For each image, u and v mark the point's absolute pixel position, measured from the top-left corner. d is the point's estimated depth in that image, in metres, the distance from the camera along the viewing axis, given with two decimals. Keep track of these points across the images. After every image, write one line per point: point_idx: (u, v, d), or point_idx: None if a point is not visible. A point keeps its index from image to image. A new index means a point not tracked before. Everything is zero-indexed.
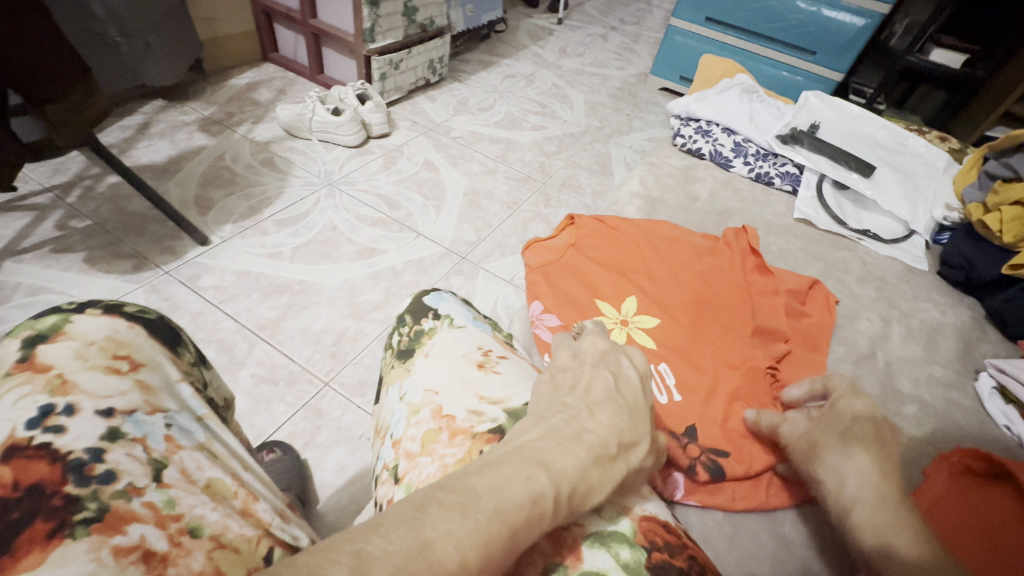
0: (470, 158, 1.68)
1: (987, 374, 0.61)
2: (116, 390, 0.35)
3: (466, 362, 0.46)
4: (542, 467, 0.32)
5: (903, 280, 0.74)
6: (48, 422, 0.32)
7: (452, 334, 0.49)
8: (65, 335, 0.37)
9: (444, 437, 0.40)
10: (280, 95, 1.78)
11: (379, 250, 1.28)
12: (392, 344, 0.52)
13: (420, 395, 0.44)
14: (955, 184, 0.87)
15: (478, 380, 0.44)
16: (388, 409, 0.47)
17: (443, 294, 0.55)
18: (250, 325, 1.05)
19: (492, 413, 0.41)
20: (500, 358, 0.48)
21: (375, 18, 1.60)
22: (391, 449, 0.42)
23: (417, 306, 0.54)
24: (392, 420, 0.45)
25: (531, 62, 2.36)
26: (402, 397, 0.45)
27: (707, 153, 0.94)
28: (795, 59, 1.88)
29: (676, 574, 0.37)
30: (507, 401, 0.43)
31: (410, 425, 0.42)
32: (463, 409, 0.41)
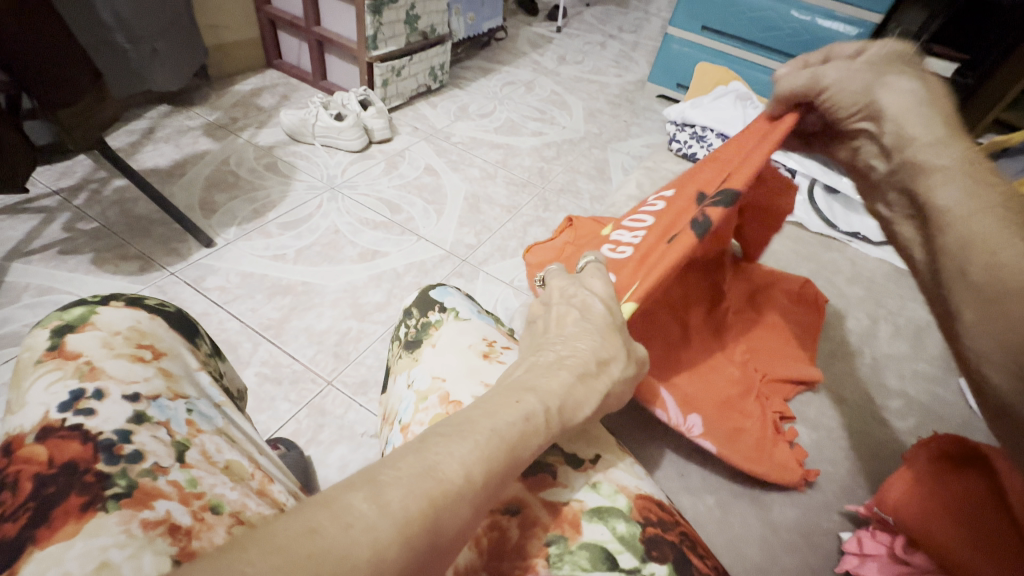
0: (470, 163, 1.70)
1: None
2: (140, 376, 0.39)
3: (472, 352, 0.48)
4: (526, 396, 0.37)
5: None
6: (79, 405, 0.36)
7: (458, 326, 0.51)
8: (92, 326, 0.42)
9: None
10: (283, 100, 1.80)
11: (381, 252, 1.31)
12: (399, 336, 0.54)
13: (428, 383, 0.46)
14: None
15: (483, 369, 0.47)
16: (396, 396, 0.49)
17: (448, 289, 0.56)
18: (254, 325, 1.07)
19: None
20: (504, 349, 0.50)
21: (377, 25, 1.63)
22: (400, 433, 0.45)
23: (423, 299, 0.55)
24: (401, 406, 0.47)
25: (531, 69, 2.40)
26: (409, 385, 0.48)
27: (701, 156, 0.97)
28: None
29: (669, 547, 0.39)
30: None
31: (418, 411, 0.44)
32: (469, 395, 0.44)
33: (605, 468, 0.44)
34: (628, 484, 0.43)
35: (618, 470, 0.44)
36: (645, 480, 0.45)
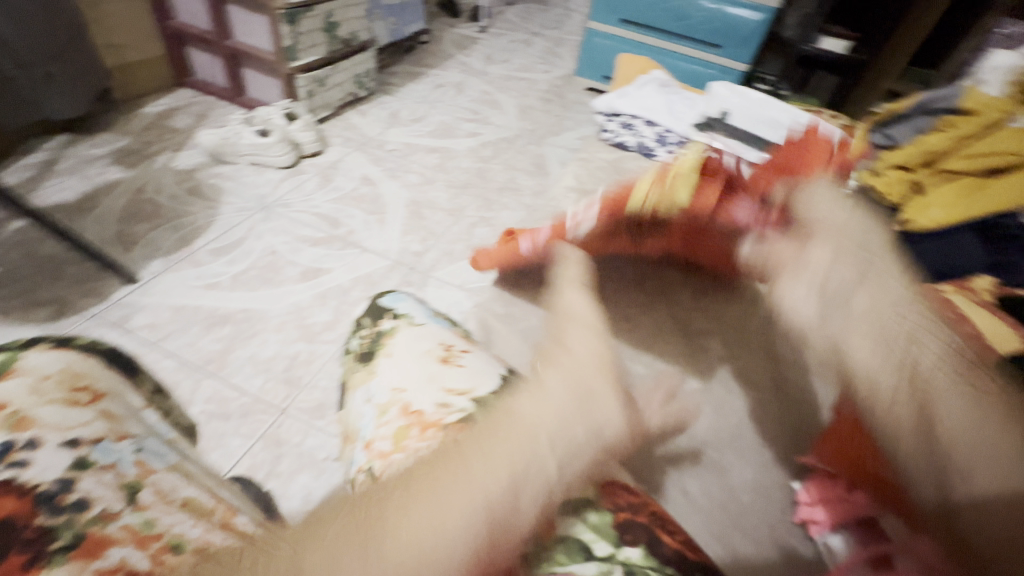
0: (408, 169, 1.68)
1: None
2: (80, 421, 0.38)
3: (430, 358, 0.45)
4: (485, 449, 0.34)
5: None
6: (9, 460, 0.33)
7: (413, 333, 0.49)
8: (17, 370, 0.38)
9: (415, 433, 0.39)
10: (200, 119, 1.70)
11: (324, 270, 1.26)
12: (352, 349, 0.52)
13: (387, 395, 0.43)
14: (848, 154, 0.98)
15: (443, 374, 0.44)
16: (355, 413, 0.46)
17: (400, 295, 0.55)
18: (193, 361, 1.00)
19: (460, 404, 0.41)
20: (464, 351, 0.48)
21: (294, 35, 1.56)
22: (363, 451, 0.41)
23: (375, 309, 0.55)
24: (361, 422, 0.44)
25: (459, 70, 2.39)
26: (368, 399, 0.44)
27: (632, 145, 0.99)
28: (704, 53, 2.02)
29: (638, 527, 0.42)
30: (474, 391, 0.42)
31: (379, 425, 0.42)
32: (431, 403, 0.41)
33: None
34: None
35: None
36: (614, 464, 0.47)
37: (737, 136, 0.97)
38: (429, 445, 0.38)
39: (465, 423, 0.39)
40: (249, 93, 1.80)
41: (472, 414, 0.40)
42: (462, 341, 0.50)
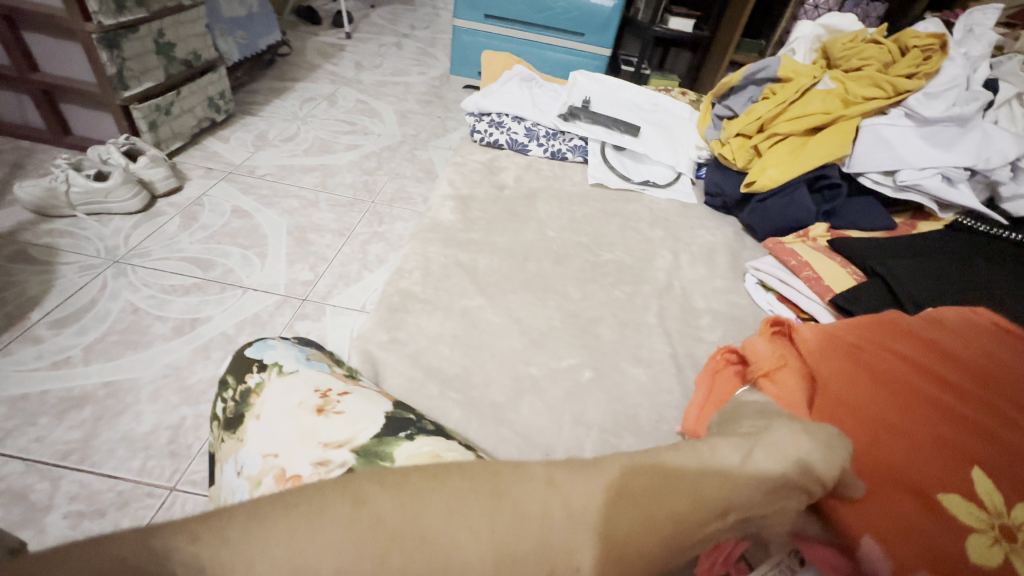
0: (285, 194, 1.55)
1: (750, 274, 0.75)
2: None
3: (303, 411, 0.41)
4: (508, 522, 0.31)
5: (681, 216, 0.88)
6: None
7: (282, 385, 0.44)
8: None
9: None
10: (15, 170, 1.44)
11: (201, 319, 1.13)
12: (218, 416, 0.46)
13: (259, 464, 0.38)
14: (698, 127, 1.07)
15: (320, 427, 0.40)
16: (226, 490, 0.40)
17: (268, 341, 0.49)
18: (45, 459, 0.85)
19: (340, 457, 0.38)
20: (343, 393, 0.43)
21: (119, 61, 1.37)
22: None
23: (239, 363, 0.48)
24: (234, 500, 0.39)
25: (329, 80, 2.26)
26: (238, 472, 0.39)
27: (505, 143, 0.98)
28: (569, 42, 2.09)
29: None
30: (354, 439, 0.38)
31: (252, 502, 0.37)
32: (307, 464, 0.37)
33: None
34: None
35: None
36: None
37: (600, 121, 1.01)
38: None
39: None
40: (76, 132, 1.55)
41: (353, 468, 0.37)
42: (343, 382, 0.45)
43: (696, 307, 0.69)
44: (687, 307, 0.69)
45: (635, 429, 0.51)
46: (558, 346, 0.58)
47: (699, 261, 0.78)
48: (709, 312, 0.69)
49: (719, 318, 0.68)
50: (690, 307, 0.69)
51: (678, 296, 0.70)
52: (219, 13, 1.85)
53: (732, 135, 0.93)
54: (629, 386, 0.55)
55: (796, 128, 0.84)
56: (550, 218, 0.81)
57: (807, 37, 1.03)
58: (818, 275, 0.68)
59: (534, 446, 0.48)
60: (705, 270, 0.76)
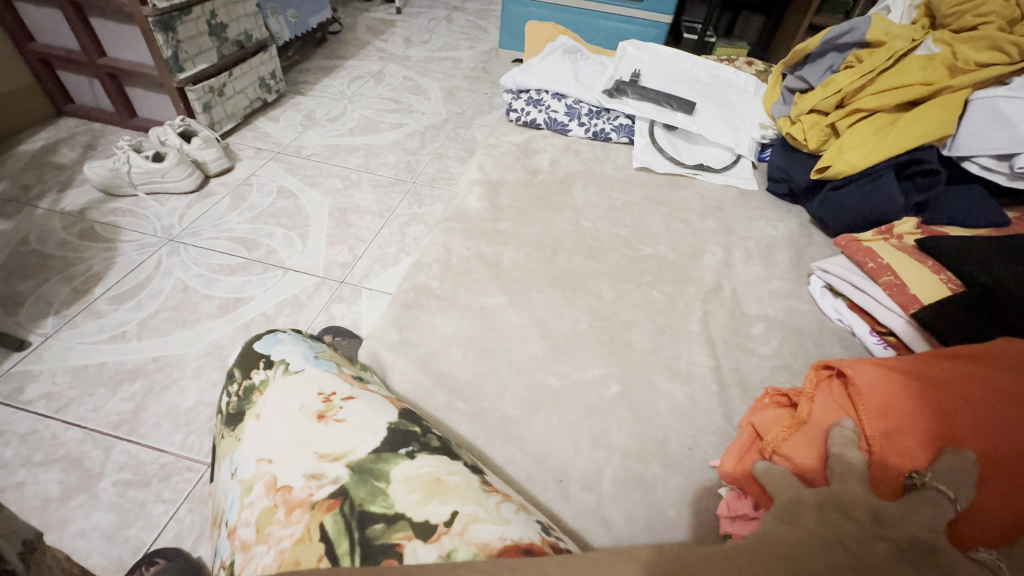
0: (329, 174, 1.56)
1: (816, 276, 0.66)
2: None
3: (303, 416, 0.37)
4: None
5: (737, 205, 0.78)
6: None
7: (285, 383, 0.40)
8: None
9: (281, 518, 0.32)
10: (87, 152, 1.53)
11: (244, 299, 1.16)
12: (222, 410, 0.43)
13: (252, 468, 0.35)
14: (765, 102, 0.95)
15: (317, 434, 0.36)
16: (221, 491, 0.37)
17: (278, 336, 0.45)
18: (100, 428, 0.90)
19: (335, 471, 0.34)
20: (347, 398, 0.39)
21: (174, 44, 1.40)
22: (226, 541, 0.34)
23: (246, 357, 0.44)
24: (226, 504, 0.36)
25: (377, 58, 2.24)
26: (232, 474, 0.36)
27: (542, 122, 0.91)
28: (626, 10, 1.94)
29: None
30: (351, 452, 0.35)
31: (242, 508, 0.34)
32: (299, 475, 0.34)
33: (463, 526, 0.32)
34: (489, 539, 0.31)
35: (476, 522, 0.32)
36: (514, 522, 0.33)
37: (649, 97, 0.91)
38: (293, 534, 0.31)
39: (338, 499, 0.32)
40: (140, 114, 1.62)
41: (346, 485, 0.33)
42: (350, 383, 0.41)
43: (748, 313, 0.61)
44: (737, 313, 0.61)
45: (664, 456, 0.45)
46: (582, 355, 0.52)
47: (755, 259, 0.69)
48: (762, 319, 0.60)
49: (775, 326, 0.60)
50: (740, 313, 0.61)
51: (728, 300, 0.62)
52: None
53: (804, 112, 0.81)
54: (660, 404, 0.49)
55: (886, 103, 0.71)
56: (586, 206, 0.74)
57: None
58: (902, 281, 0.56)
59: (546, 469, 0.44)
60: (761, 270, 0.67)
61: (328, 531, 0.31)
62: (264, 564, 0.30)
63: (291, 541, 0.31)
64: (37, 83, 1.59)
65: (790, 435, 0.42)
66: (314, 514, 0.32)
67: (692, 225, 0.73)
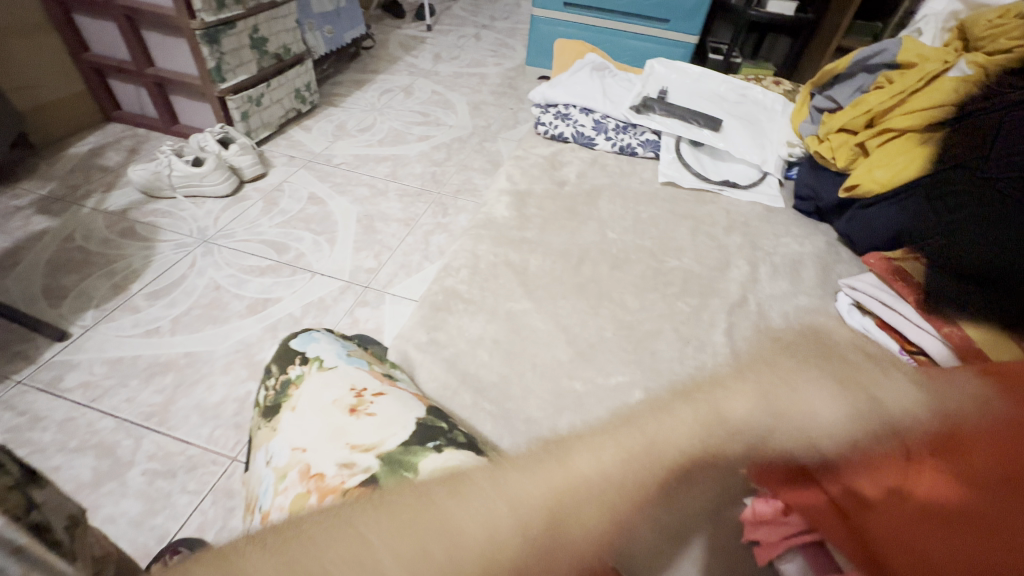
0: (357, 182, 1.61)
1: (843, 294, 0.66)
2: None
3: (336, 409, 0.38)
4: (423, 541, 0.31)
5: (763, 221, 0.79)
6: None
7: (320, 379, 0.41)
8: None
9: (314, 504, 0.33)
10: (131, 155, 1.61)
11: (272, 300, 1.19)
12: (258, 403, 0.43)
13: (287, 456, 0.37)
14: (793, 121, 0.95)
15: (350, 427, 0.37)
16: (255, 478, 0.38)
17: (314, 334, 0.47)
18: (131, 418, 0.94)
19: (365, 462, 0.35)
20: (378, 394, 0.40)
21: (218, 55, 1.47)
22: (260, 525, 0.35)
23: (283, 353, 0.45)
24: (259, 491, 0.37)
25: (407, 72, 2.31)
26: (267, 462, 0.37)
27: (570, 136, 0.93)
28: (652, 30, 1.97)
29: None
30: (381, 445, 0.36)
31: (277, 494, 0.35)
32: (332, 464, 0.35)
33: None
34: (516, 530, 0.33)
35: None
36: None
37: (676, 114, 0.92)
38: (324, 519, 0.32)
39: (367, 487, 0.33)
40: (182, 121, 1.70)
41: (377, 476, 0.34)
42: (380, 380, 0.43)
43: (774, 327, 0.61)
44: (763, 326, 0.61)
45: (688, 463, 0.46)
46: (608, 360, 0.53)
47: (781, 275, 0.69)
48: (789, 334, 0.61)
49: None
50: (766, 327, 0.61)
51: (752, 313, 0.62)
52: (309, 9, 1.94)
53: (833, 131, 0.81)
54: None
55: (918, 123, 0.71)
56: (611, 217, 0.75)
57: (939, 16, 0.89)
58: (932, 299, 0.58)
59: None
60: (787, 285, 0.68)
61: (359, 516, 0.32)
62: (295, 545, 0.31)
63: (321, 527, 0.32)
64: (88, 90, 1.68)
65: None
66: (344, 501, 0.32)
67: (715, 238, 0.73)
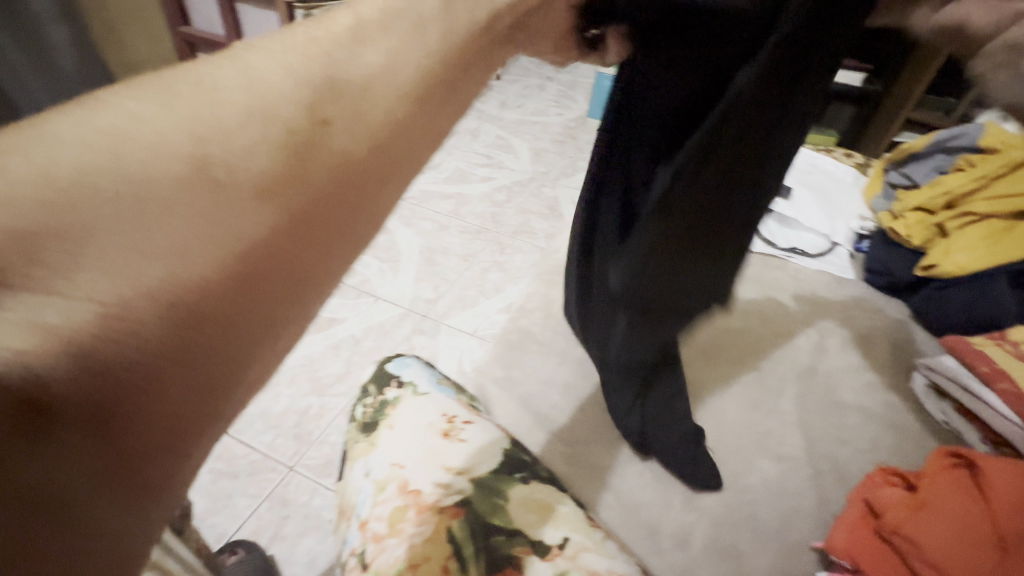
0: (422, 217, 1.70)
1: (920, 374, 0.67)
2: None
3: (430, 433, 0.40)
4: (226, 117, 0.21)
5: (832, 292, 0.81)
6: None
7: (416, 402, 0.43)
8: None
9: (413, 518, 0.35)
10: None
11: (337, 320, 1.26)
12: (354, 417, 0.46)
13: (385, 470, 0.39)
14: (865, 195, 0.97)
15: (444, 450, 0.39)
16: (351, 487, 0.40)
17: (406, 359, 0.49)
18: None
19: (459, 483, 0.37)
20: (468, 421, 0.42)
21: None
22: (356, 532, 0.37)
23: (380, 374, 0.48)
24: (356, 498, 0.39)
25: (475, 117, 2.45)
26: (365, 473, 0.40)
27: None
28: None
29: None
30: (474, 469, 0.38)
31: (375, 504, 0.37)
32: (428, 482, 0.37)
33: (574, 552, 0.34)
34: (599, 569, 0.33)
35: (586, 551, 0.34)
36: (620, 559, 0.35)
37: None
38: (424, 532, 0.35)
39: (461, 508, 0.36)
40: None
41: (471, 497, 0.36)
42: (466, 410, 0.44)
43: (844, 403, 0.65)
44: (833, 400, 0.65)
45: (755, 529, 0.52)
46: None
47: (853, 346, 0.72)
48: (858, 411, 0.65)
49: (871, 419, 0.64)
50: (835, 401, 0.65)
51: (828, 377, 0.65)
52: None
53: (907, 209, 0.85)
54: (753, 479, 0.56)
55: (999, 209, 0.75)
56: None
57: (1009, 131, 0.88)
58: (1019, 391, 0.56)
59: (640, 523, 0.53)
60: (856, 359, 0.71)
61: (455, 534, 0.35)
62: (397, 554, 0.34)
63: (422, 538, 0.34)
64: None
65: (909, 516, 0.48)
66: (440, 518, 0.35)
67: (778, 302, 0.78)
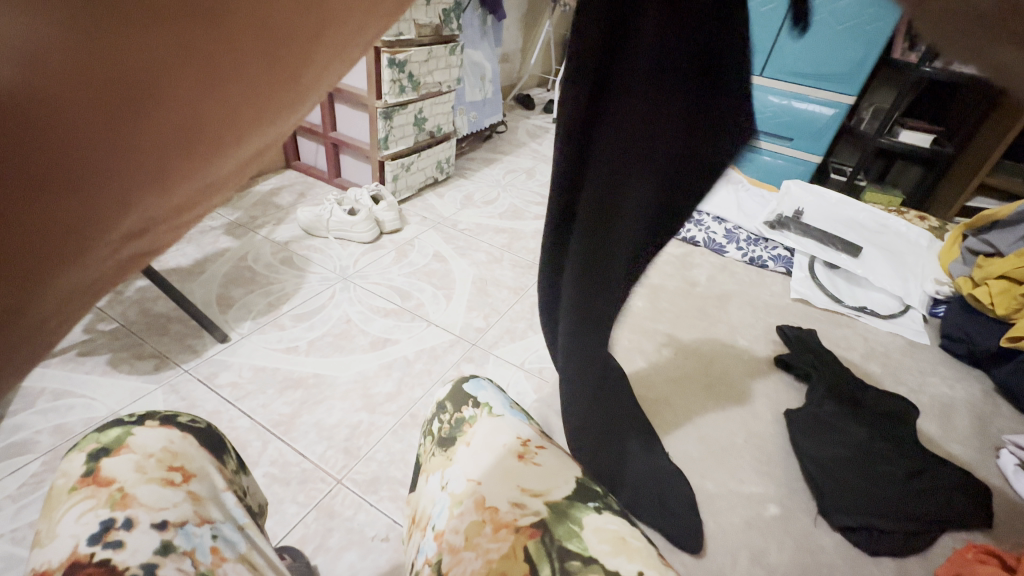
0: (477, 248, 1.76)
1: (1008, 451, 0.68)
2: (170, 501, 0.40)
3: (505, 453, 0.42)
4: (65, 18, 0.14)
5: (905, 355, 0.86)
6: (108, 538, 0.37)
7: (492, 422, 0.45)
8: (127, 448, 0.42)
9: (489, 534, 0.37)
10: (299, 198, 1.87)
11: (392, 340, 1.31)
12: (432, 431, 0.49)
13: (461, 485, 0.41)
14: (942, 259, 1.01)
15: (518, 472, 0.41)
16: (427, 499, 0.43)
17: (481, 380, 0.51)
18: (264, 422, 1.06)
19: (534, 505, 0.39)
20: (540, 446, 0.44)
21: (388, 128, 1.73)
22: (432, 542, 0.39)
23: (456, 392, 0.50)
24: (432, 510, 0.41)
25: (531, 157, 2.53)
26: (442, 486, 0.42)
27: (702, 241, 1.14)
28: (774, 145, 1.87)
29: None
30: (549, 493, 0.40)
31: (452, 517, 0.39)
32: (505, 500, 0.39)
33: None
34: None
35: None
36: None
37: (813, 236, 1.10)
38: (500, 549, 0.36)
39: (538, 529, 0.37)
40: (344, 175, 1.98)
41: (546, 520, 0.38)
42: (538, 435, 0.46)
43: None
44: None
45: None
46: (743, 470, 0.65)
47: (931, 418, 0.74)
48: None
49: None
50: None
51: (901, 442, 0.66)
52: (463, 97, 2.24)
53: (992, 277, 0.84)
54: (825, 541, 0.58)
55: None
56: (741, 323, 0.91)
57: None
58: None
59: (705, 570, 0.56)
60: (937, 429, 0.72)
61: (531, 555, 0.36)
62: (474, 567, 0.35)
63: (498, 555, 0.36)
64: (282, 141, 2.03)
65: None
66: (517, 537, 0.37)
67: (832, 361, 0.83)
